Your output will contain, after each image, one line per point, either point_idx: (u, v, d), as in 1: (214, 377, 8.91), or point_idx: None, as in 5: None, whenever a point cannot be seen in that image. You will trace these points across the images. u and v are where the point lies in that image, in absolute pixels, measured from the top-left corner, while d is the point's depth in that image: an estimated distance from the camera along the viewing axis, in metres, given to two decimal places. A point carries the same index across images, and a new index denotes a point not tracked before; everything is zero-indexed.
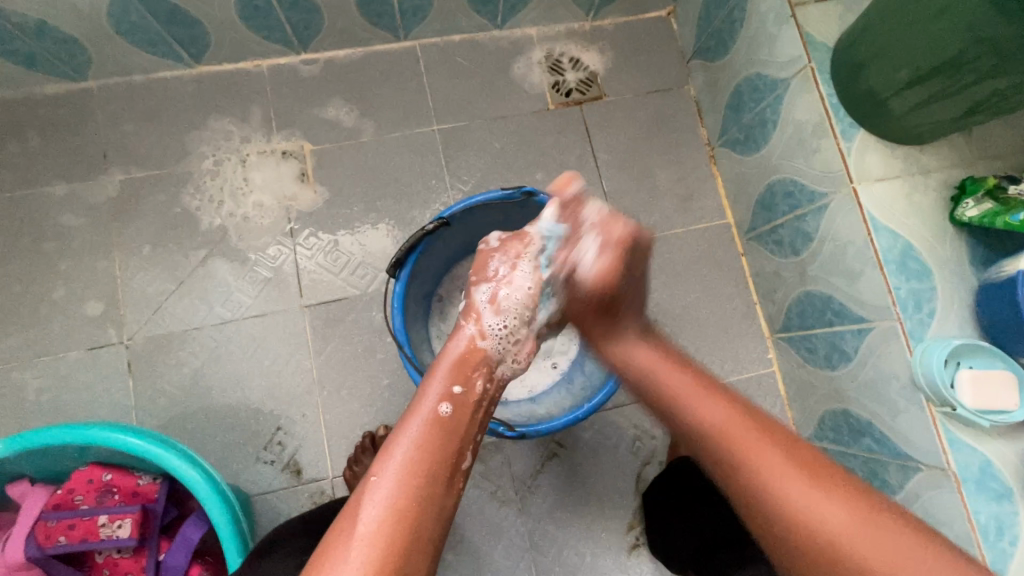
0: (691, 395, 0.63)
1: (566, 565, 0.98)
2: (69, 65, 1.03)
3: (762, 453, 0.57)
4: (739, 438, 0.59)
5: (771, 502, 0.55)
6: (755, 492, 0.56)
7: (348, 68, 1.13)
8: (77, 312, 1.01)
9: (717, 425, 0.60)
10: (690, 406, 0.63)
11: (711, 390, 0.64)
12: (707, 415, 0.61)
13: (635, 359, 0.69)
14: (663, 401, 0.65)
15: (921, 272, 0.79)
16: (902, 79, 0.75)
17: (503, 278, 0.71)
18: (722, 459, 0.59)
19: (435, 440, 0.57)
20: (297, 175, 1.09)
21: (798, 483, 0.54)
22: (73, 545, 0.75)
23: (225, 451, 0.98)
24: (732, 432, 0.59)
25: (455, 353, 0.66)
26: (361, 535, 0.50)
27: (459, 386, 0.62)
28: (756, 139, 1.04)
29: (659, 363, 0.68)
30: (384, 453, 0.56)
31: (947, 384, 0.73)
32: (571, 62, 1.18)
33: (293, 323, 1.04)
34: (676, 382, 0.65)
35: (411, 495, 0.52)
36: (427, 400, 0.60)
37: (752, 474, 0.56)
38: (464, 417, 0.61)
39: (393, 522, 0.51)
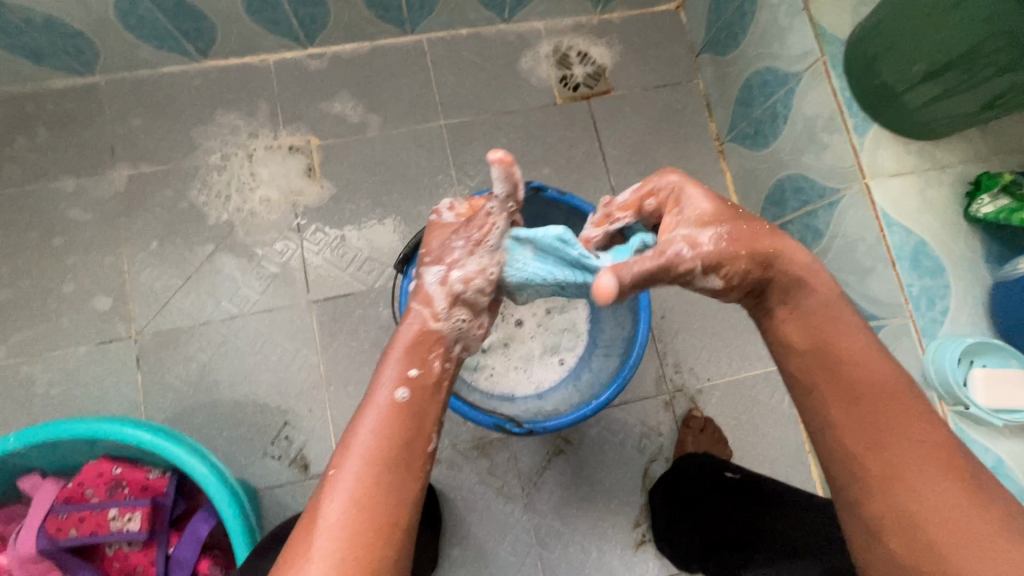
0: (854, 357, 0.51)
1: (572, 561, 0.98)
2: (76, 60, 1.03)
3: (913, 429, 0.47)
4: (899, 411, 0.47)
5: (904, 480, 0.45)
6: (884, 461, 0.46)
7: (355, 62, 1.13)
8: (86, 307, 1.02)
9: (885, 390, 0.49)
10: (849, 366, 0.51)
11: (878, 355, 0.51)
12: (878, 378, 0.49)
13: (785, 323, 0.55)
14: (827, 364, 0.52)
15: (934, 269, 0.78)
16: (918, 72, 0.73)
17: (460, 256, 0.62)
18: (870, 426, 0.48)
19: (395, 427, 0.52)
20: (303, 170, 1.08)
21: (944, 474, 0.44)
22: (84, 538, 0.75)
23: (233, 445, 0.99)
24: (894, 401, 0.48)
25: (408, 337, 0.58)
26: (324, 531, 0.46)
27: (415, 369, 0.56)
28: (766, 134, 1.02)
29: (812, 321, 0.54)
30: (342, 446, 0.51)
31: (960, 382, 0.73)
32: (579, 56, 1.17)
33: (300, 318, 1.04)
34: (846, 343, 0.52)
35: (372, 487, 0.48)
36: (381, 388, 0.54)
37: (895, 447, 0.46)
38: (424, 400, 0.55)
39: (354, 516, 0.47)
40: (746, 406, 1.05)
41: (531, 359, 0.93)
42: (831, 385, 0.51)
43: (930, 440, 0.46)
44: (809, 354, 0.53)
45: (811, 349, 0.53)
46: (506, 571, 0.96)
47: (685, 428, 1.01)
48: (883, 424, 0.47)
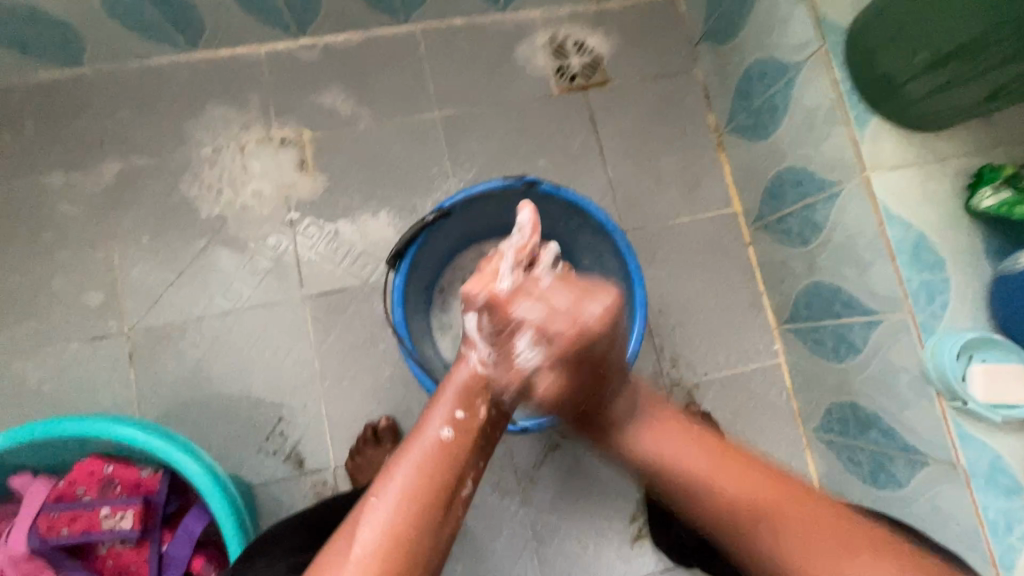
0: (709, 472, 0.65)
1: (568, 556, 0.98)
2: (62, 50, 1.01)
3: (785, 525, 0.60)
4: (784, 519, 0.60)
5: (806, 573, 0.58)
6: (793, 566, 0.58)
7: (347, 52, 1.11)
8: (77, 302, 1.01)
9: (746, 505, 0.62)
10: (709, 483, 0.64)
11: (706, 450, 0.67)
12: (741, 496, 0.62)
13: (649, 449, 0.69)
14: (680, 488, 0.66)
15: (935, 262, 0.77)
16: (921, 63, 0.71)
17: (487, 299, 0.62)
18: (748, 538, 0.61)
19: (436, 464, 0.55)
20: (296, 164, 1.07)
21: (832, 537, 0.58)
22: (75, 537, 0.75)
23: (228, 441, 0.98)
24: (759, 505, 0.62)
25: (460, 379, 0.62)
26: (357, 557, 0.50)
27: (461, 411, 0.59)
28: (765, 125, 1.01)
29: (671, 442, 0.69)
30: (383, 473, 0.55)
31: (958, 378, 0.72)
32: (576, 46, 1.15)
33: (294, 312, 1.03)
34: (684, 454, 0.67)
35: (406, 520, 0.52)
36: (429, 424, 0.58)
37: (797, 561, 0.58)
38: (466, 444, 0.58)
39: (386, 544, 0.50)
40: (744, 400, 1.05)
41: None
42: (696, 515, 0.65)
43: (813, 516, 0.60)
44: (677, 494, 0.66)
45: (676, 495, 0.66)
46: (503, 566, 0.96)
47: None
48: (767, 540, 0.60)
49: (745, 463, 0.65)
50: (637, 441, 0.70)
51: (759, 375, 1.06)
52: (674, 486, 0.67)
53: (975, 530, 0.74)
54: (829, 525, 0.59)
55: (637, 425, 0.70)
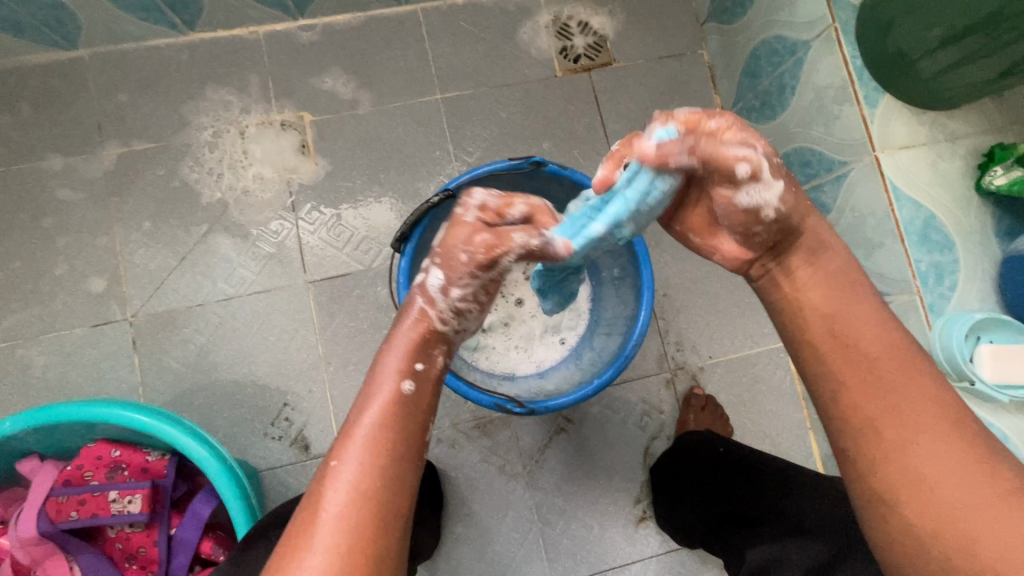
0: (843, 308, 0.49)
1: (573, 537, 0.98)
2: (57, 33, 0.99)
3: (928, 404, 0.44)
4: (908, 383, 0.44)
5: (934, 471, 0.41)
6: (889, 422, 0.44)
7: (347, 33, 1.09)
8: (80, 288, 1.00)
9: (866, 353, 0.46)
10: (848, 326, 0.48)
11: (861, 295, 0.50)
12: (870, 339, 0.47)
13: (807, 286, 0.51)
14: (827, 328, 0.49)
15: (944, 243, 0.76)
16: (935, 38, 0.70)
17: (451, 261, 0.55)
18: (877, 404, 0.44)
19: (401, 418, 0.49)
20: (297, 147, 1.05)
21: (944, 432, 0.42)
22: (85, 520, 0.76)
23: (234, 426, 0.98)
24: (901, 363, 0.46)
25: (411, 328, 0.54)
26: (326, 523, 0.43)
27: (420, 362, 0.53)
28: (773, 105, 1.00)
29: (827, 291, 0.50)
30: (344, 435, 0.48)
31: (966, 360, 0.72)
32: (580, 26, 1.13)
33: (297, 298, 1.02)
34: (837, 294, 0.50)
35: (376, 479, 0.46)
36: (386, 378, 0.51)
37: (890, 414, 0.44)
38: (430, 393, 0.52)
39: (358, 510, 0.44)
40: (749, 383, 1.05)
41: (531, 339, 0.92)
42: (814, 354, 0.49)
43: (944, 408, 0.44)
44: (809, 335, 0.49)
45: (825, 310, 0.49)
46: (509, 548, 0.97)
47: (687, 406, 1.00)
48: (878, 421, 0.44)
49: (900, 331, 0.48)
50: (792, 270, 0.52)
51: (763, 359, 1.06)
52: (814, 316, 0.50)
53: None
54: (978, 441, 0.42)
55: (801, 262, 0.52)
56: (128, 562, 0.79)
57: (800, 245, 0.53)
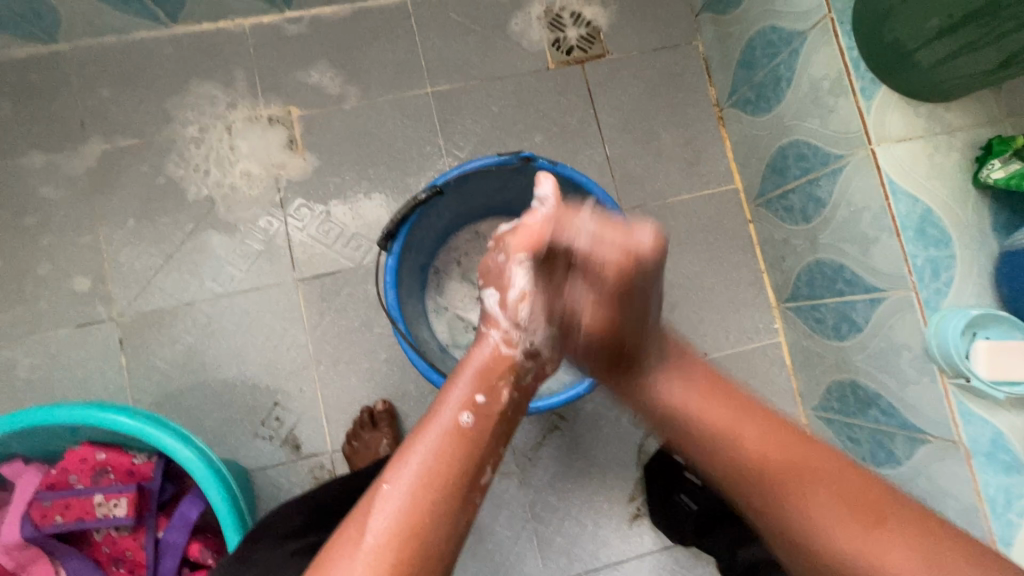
0: (719, 424, 0.59)
1: (567, 535, 0.98)
2: (36, 25, 0.97)
3: (810, 488, 0.52)
4: (781, 473, 0.54)
5: (832, 539, 0.50)
6: (794, 516, 0.52)
7: (335, 26, 1.06)
8: (65, 288, 0.99)
9: (750, 463, 0.56)
10: (722, 442, 0.58)
11: (726, 404, 0.60)
12: (751, 453, 0.56)
13: (669, 399, 0.62)
14: (706, 449, 0.59)
15: (940, 239, 0.75)
16: (933, 28, 0.68)
17: (513, 274, 0.60)
18: (772, 504, 0.54)
19: (456, 451, 0.52)
20: (285, 142, 1.04)
21: (840, 512, 0.50)
22: (70, 525, 0.75)
23: (224, 427, 0.97)
24: (774, 461, 0.55)
25: (479, 361, 0.59)
26: (368, 548, 0.46)
27: (482, 395, 0.56)
28: (768, 98, 0.98)
29: (689, 390, 0.62)
30: (399, 458, 0.51)
31: (962, 355, 0.70)
32: (572, 18, 1.11)
33: (286, 296, 1.01)
34: (707, 409, 0.60)
35: (423, 506, 0.48)
36: (447, 408, 0.54)
37: (795, 510, 0.52)
38: (488, 429, 0.55)
39: (402, 534, 0.47)
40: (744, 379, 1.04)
41: None
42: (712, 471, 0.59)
43: (824, 477, 0.53)
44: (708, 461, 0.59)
45: (683, 423, 0.61)
46: (502, 546, 0.97)
47: None
48: (793, 519, 0.52)
49: (765, 424, 0.58)
50: (656, 384, 0.63)
51: (758, 355, 1.05)
52: (694, 439, 0.60)
53: (974, 505, 0.74)
54: (865, 500, 0.51)
55: (663, 370, 0.64)
56: (114, 566, 0.78)
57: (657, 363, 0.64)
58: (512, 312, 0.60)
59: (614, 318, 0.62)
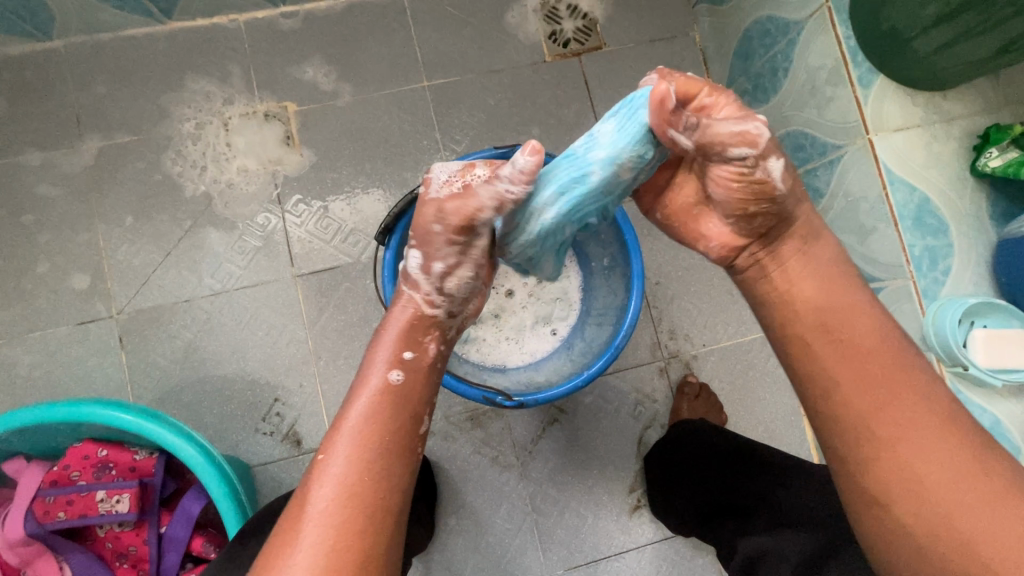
0: (828, 306, 0.48)
1: (567, 527, 0.99)
2: (30, 23, 0.97)
3: (912, 400, 0.43)
4: (892, 370, 0.44)
5: (911, 450, 0.42)
6: (886, 417, 0.43)
7: (330, 20, 1.06)
8: (64, 286, 0.99)
9: (863, 344, 0.46)
10: (832, 321, 0.48)
11: (846, 289, 0.49)
12: (864, 332, 0.46)
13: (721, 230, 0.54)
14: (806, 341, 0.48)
15: (938, 227, 0.75)
16: (929, 15, 0.68)
17: (439, 244, 0.54)
18: (846, 371, 0.45)
19: (389, 408, 0.51)
20: (281, 138, 1.03)
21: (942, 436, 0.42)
22: (73, 520, 0.75)
23: (225, 423, 0.98)
24: (872, 354, 0.45)
25: (401, 319, 0.56)
26: (313, 516, 0.45)
27: (409, 351, 0.55)
28: (765, 89, 0.98)
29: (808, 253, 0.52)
30: (333, 429, 0.50)
31: (959, 344, 0.70)
32: (569, 10, 1.11)
33: (285, 292, 1.01)
34: (809, 273, 0.51)
35: (364, 471, 0.47)
36: (374, 370, 0.53)
37: (886, 408, 0.43)
38: (418, 383, 0.54)
39: (344, 499, 0.45)
40: (743, 371, 1.04)
41: (522, 330, 0.91)
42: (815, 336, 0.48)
43: (928, 401, 0.43)
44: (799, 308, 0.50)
45: (808, 308, 0.49)
46: (503, 539, 0.97)
47: (680, 394, 1.00)
48: (869, 411, 0.44)
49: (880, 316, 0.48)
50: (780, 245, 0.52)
51: (755, 346, 1.05)
52: (807, 316, 0.49)
53: None
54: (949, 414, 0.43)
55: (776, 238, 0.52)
56: (118, 561, 0.78)
57: (786, 238, 0.52)
58: (439, 281, 0.55)
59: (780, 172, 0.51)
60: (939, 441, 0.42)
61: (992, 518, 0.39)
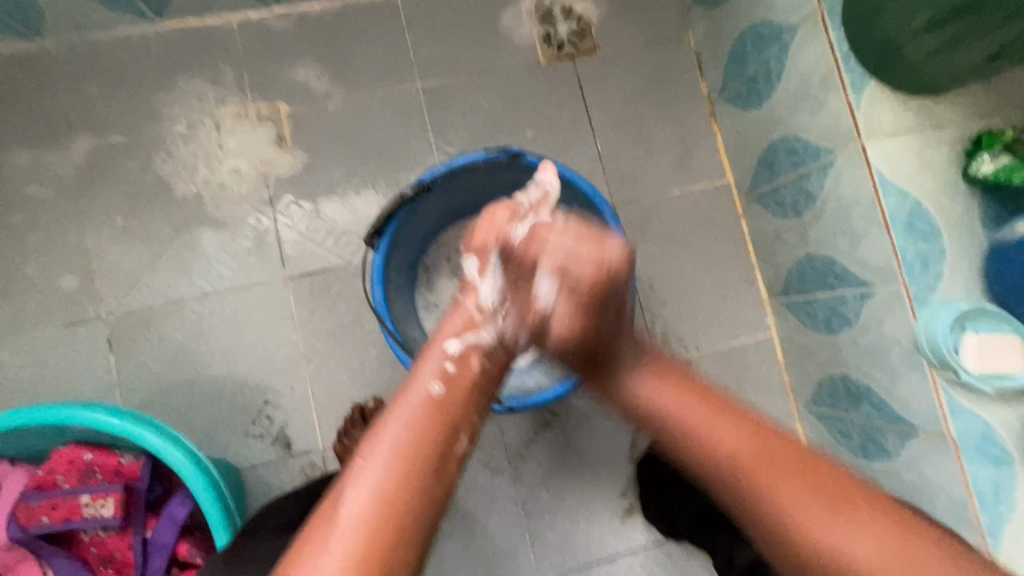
0: (707, 430, 0.57)
1: (559, 532, 0.98)
2: (21, 21, 0.96)
3: (789, 484, 0.52)
4: (766, 473, 0.53)
5: (822, 545, 0.49)
6: (781, 519, 0.51)
7: (324, 21, 1.06)
8: (53, 287, 0.98)
9: (736, 462, 0.55)
10: (703, 436, 0.57)
11: (704, 401, 0.60)
12: (731, 450, 0.55)
13: (637, 394, 0.62)
14: (674, 440, 0.59)
15: (930, 232, 0.74)
16: (921, 22, 0.68)
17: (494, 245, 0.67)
18: (755, 516, 0.53)
19: (429, 419, 0.54)
20: (274, 139, 1.03)
21: (831, 513, 0.50)
22: (57, 525, 0.74)
23: (214, 426, 0.97)
24: (757, 463, 0.54)
25: (455, 325, 0.62)
26: (345, 521, 0.47)
27: (454, 363, 0.58)
28: (759, 93, 0.98)
29: (667, 386, 0.62)
30: (372, 435, 0.52)
31: (951, 349, 0.70)
32: (563, 12, 1.10)
33: (276, 294, 1.00)
34: (684, 408, 0.59)
35: (400, 477, 0.49)
36: (420, 380, 0.56)
37: (781, 512, 0.51)
38: (458, 398, 0.56)
39: (376, 507, 0.48)
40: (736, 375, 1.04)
41: None
42: (734, 496, 0.55)
43: (804, 487, 0.52)
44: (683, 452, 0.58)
45: (657, 419, 0.60)
46: (495, 543, 0.96)
47: None
48: (767, 508, 0.52)
49: (743, 423, 0.57)
50: (631, 384, 0.63)
51: (749, 350, 1.05)
52: (713, 472, 0.56)
53: (963, 499, 0.75)
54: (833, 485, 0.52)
55: (638, 371, 0.64)
56: (103, 565, 0.77)
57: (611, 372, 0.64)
58: (493, 278, 0.66)
59: (584, 325, 0.64)
60: (859, 531, 0.49)
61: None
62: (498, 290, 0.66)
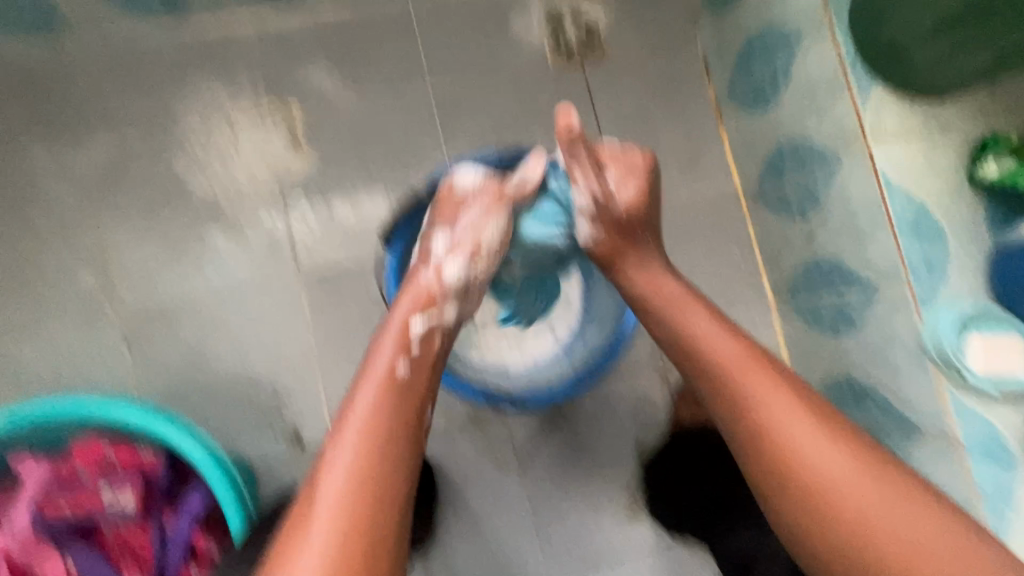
0: (717, 349, 0.68)
1: (566, 529, 0.99)
2: (43, 25, 0.99)
3: (779, 395, 0.64)
4: (757, 379, 0.65)
5: (787, 439, 0.61)
6: (759, 419, 0.63)
7: (337, 25, 1.08)
8: (72, 284, 1.00)
9: (733, 364, 0.67)
10: (707, 350, 0.68)
11: (712, 317, 0.71)
12: (727, 355, 0.67)
13: (659, 297, 0.74)
14: (686, 344, 0.70)
15: (936, 235, 0.75)
16: (927, 25, 0.73)
17: (471, 223, 0.73)
18: (735, 406, 0.65)
19: (394, 398, 0.62)
20: (287, 141, 1.05)
21: (799, 419, 0.62)
22: (80, 518, 0.77)
23: (228, 422, 0.99)
24: (746, 369, 0.66)
25: (415, 295, 0.70)
26: (328, 496, 0.54)
27: (416, 342, 0.67)
28: (766, 96, 0.99)
29: (684, 299, 0.73)
30: (345, 417, 0.60)
31: (956, 349, 0.72)
32: (572, 17, 1.12)
33: (289, 292, 1.02)
34: (700, 326, 0.70)
35: (372, 454, 0.57)
36: (383, 361, 0.64)
37: (757, 406, 0.64)
38: (420, 374, 0.65)
39: (355, 482, 0.55)
40: None
41: (522, 334, 0.92)
42: (721, 392, 0.67)
43: (783, 398, 0.64)
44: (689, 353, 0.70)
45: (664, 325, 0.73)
46: (502, 540, 0.98)
47: (679, 397, 1.01)
48: (749, 406, 0.64)
49: (745, 342, 0.69)
50: (649, 289, 0.75)
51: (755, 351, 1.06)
52: (708, 376, 0.68)
53: (969, 501, 0.75)
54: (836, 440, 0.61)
55: (656, 281, 0.76)
56: (122, 560, 0.78)
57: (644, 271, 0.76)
58: (466, 257, 0.72)
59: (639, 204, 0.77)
60: (832, 450, 0.60)
61: (869, 490, 0.57)
62: (463, 271, 0.72)
